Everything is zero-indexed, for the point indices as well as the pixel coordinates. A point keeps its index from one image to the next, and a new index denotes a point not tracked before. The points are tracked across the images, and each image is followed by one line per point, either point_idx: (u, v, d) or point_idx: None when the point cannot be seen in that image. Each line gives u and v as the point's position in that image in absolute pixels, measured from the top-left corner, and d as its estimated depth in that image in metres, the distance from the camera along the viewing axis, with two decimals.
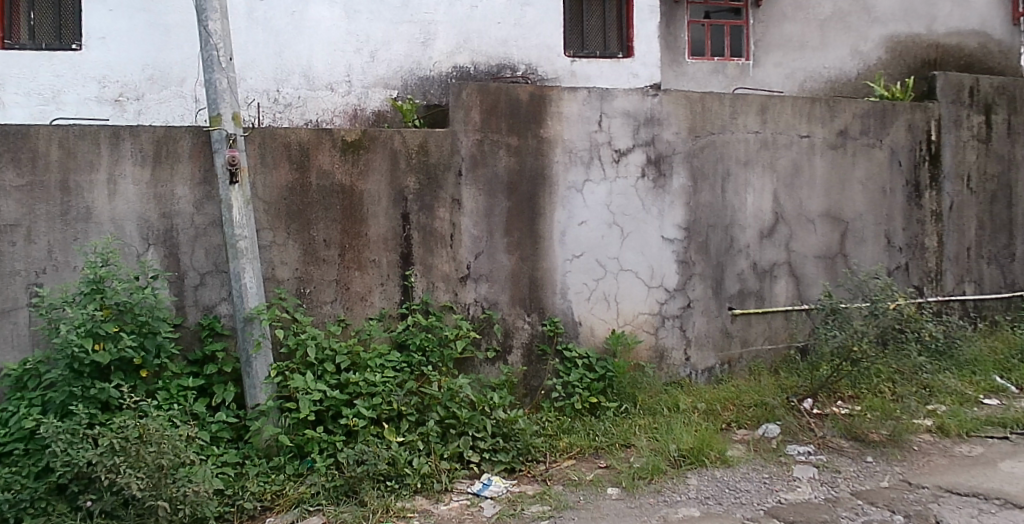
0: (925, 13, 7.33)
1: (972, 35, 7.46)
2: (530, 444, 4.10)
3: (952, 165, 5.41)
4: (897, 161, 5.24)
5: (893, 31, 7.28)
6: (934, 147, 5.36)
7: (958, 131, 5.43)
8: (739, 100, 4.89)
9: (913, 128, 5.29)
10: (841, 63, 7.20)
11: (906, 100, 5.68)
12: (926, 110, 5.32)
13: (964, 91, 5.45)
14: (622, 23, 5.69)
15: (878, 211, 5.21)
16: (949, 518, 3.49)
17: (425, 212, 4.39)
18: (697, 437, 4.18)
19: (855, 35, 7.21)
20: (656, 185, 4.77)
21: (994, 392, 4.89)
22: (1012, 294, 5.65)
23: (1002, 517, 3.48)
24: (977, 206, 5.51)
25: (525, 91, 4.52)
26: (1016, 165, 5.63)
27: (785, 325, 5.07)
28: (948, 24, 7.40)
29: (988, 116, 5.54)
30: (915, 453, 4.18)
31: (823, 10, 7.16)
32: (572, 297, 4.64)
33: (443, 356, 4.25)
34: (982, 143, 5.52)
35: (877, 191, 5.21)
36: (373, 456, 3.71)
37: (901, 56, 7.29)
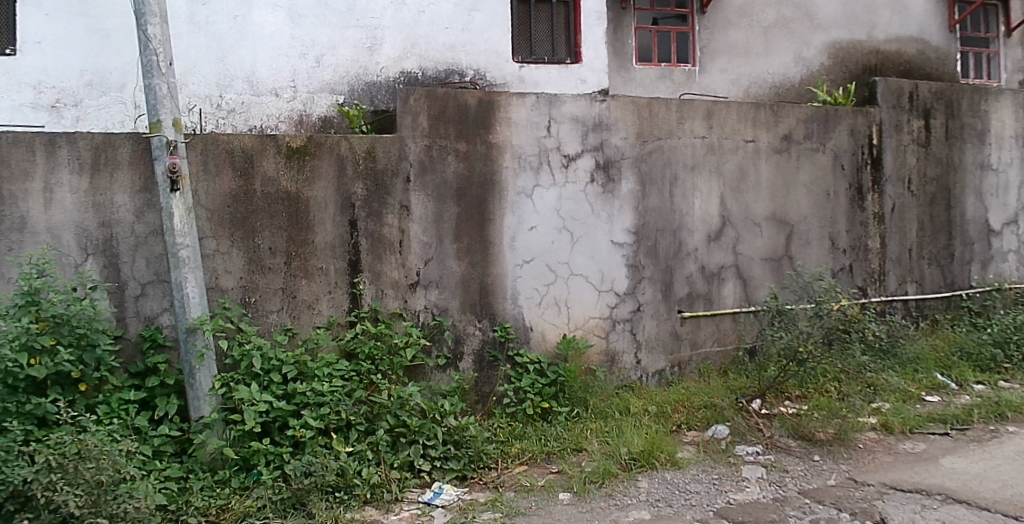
0: (865, 20, 7.54)
1: (910, 42, 7.71)
2: (481, 451, 4.08)
3: (893, 168, 5.55)
4: (841, 165, 5.36)
5: (835, 38, 7.46)
6: (876, 151, 5.48)
7: (899, 135, 5.56)
8: (686, 106, 4.94)
9: (855, 133, 5.40)
10: (785, 69, 7.35)
11: (848, 106, 5.81)
12: (868, 115, 5.45)
13: (904, 96, 5.58)
14: (570, 28, 5.69)
15: (822, 213, 5.31)
16: (893, 514, 3.54)
17: (373, 218, 4.34)
18: (647, 440, 4.20)
19: (798, 42, 7.36)
20: (605, 190, 4.79)
21: (936, 389, 4.99)
22: (952, 293, 5.80)
23: (944, 511, 3.55)
24: (917, 208, 5.65)
25: (473, 97, 4.51)
26: (954, 168, 5.79)
27: (733, 327, 5.13)
28: (887, 31, 7.62)
29: (927, 120, 5.68)
30: (860, 451, 4.26)
31: (767, 17, 7.29)
32: (523, 302, 4.63)
33: (392, 363, 4.21)
34: (922, 146, 5.66)
35: (822, 195, 5.31)
36: (321, 467, 3.65)
37: (843, 62, 7.48)
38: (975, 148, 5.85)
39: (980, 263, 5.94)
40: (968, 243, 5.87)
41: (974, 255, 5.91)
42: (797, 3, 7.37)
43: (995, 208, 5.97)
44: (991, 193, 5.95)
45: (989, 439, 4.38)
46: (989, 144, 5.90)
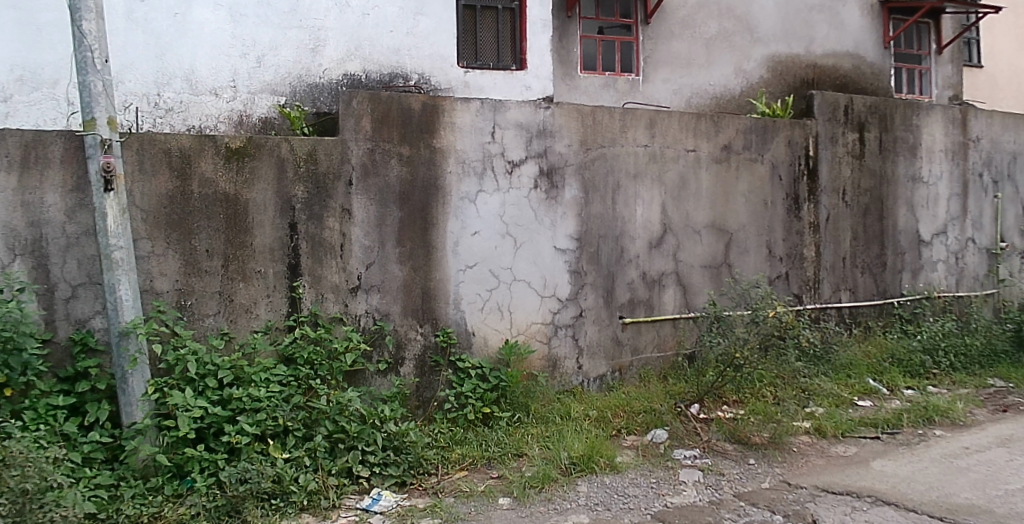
0: (804, 35, 7.76)
1: (846, 57, 7.97)
2: (421, 457, 4.06)
3: (828, 179, 5.71)
4: (778, 176, 5.49)
5: (775, 51, 7.66)
6: (812, 163, 5.63)
7: (834, 147, 5.72)
8: (629, 114, 5.01)
9: (792, 144, 5.54)
10: (726, 80, 7.51)
11: (785, 118, 5.96)
12: (805, 127, 5.59)
13: (840, 110, 5.74)
14: (514, 36, 5.75)
15: (760, 222, 5.44)
16: (824, 516, 3.62)
17: (314, 222, 4.29)
18: (588, 445, 4.23)
19: (739, 55, 7.53)
20: (549, 196, 4.82)
21: (867, 394, 5.15)
22: (884, 301, 5.98)
23: (873, 513, 3.63)
24: (851, 218, 5.82)
25: (417, 101, 4.50)
26: (887, 180, 5.98)
27: (673, 333, 5.21)
28: (825, 46, 7.86)
29: (862, 133, 5.85)
30: (794, 454, 4.36)
31: (709, 30, 7.44)
32: (466, 307, 4.63)
33: (332, 369, 4.16)
34: (856, 158, 5.83)
35: (759, 204, 5.43)
36: (256, 474, 3.58)
37: (782, 75, 7.69)
38: (907, 160, 6.06)
39: (911, 273, 6.14)
40: (900, 253, 6.07)
41: (906, 264, 6.11)
42: (739, 16, 7.54)
43: (925, 220, 6.19)
44: (921, 204, 6.16)
45: (916, 442, 4.52)
46: (919, 157, 6.12)
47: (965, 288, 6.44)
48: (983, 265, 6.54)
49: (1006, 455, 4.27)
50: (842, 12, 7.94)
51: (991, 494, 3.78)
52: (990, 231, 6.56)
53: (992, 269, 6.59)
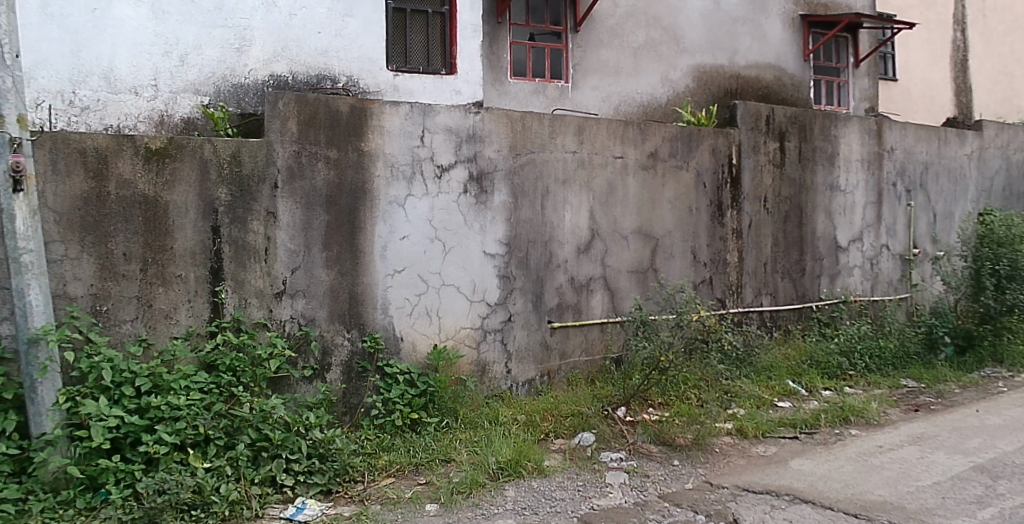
0: (728, 46, 8.00)
1: (768, 69, 8.26)
2: (347, 464, 4.00)
3: (750, 187, 5.88)
4: (703, 183, 5.64)
5: (700, 61, 7.86)
6: (735, 171, 5.79)
7: (757, 156, 5.90)
8: (558, 121, 5.06)
9: (716, 152, 5.69)
10: (653, 89, 7.67)
11: (710, 127, 6.11)
12: (729, 136, 5.74)
13: (762, 120, 5.91)
14: (445, 40, 5.79)
15: (685, 228, 5.57)
16: (745, 515, 3.70)
17: (237, 225, 4.19)
18: (516, 449, 4.25)
19: (666, 64, 7.70)
20: (478, 201, 4.83)
21: (787, 395, 5.33)
22: (803, 305, 6.20)
23: (791, 511, 3.74)
24: (773, 225, 6.01)
25: (345, 103, 4.45)
26: (807, 188, 6.20)
27: (601, 337, 5.30)
28: (748, 57, 8.12)
29: (783, 142, 6.04)
30: (717, 455, 4.47)
31: (636, 39, 7.57)
32: (394, 312, 4.60)
33: (255, 375, 4.08)
34: (778, 167, 6.02)
35: (685, 210, 5.56)
36: (175, 484, 3.43)
37: (707, 85, 7.91)
38: (825, 169, 6.29)
39: (828, 277, 6.37)
40: (818, 258, 6.30)
41: (824, 269, 6.34)
42: (666, 26, 7.70)
43: (842, 226, 6.43)
44: (839, 212, 6.41)
45: (833, 442, 4.68)
46: (837, 166, 6.36)
47: (880, 293, 6.71)
48: (897, 270, 6.83)
49: (917, 452, 4.46)
50: (765, 25, 8.21)
51: (902, 490, 3.94)
52: (902, 238, 6.86)
53: (904, 274, 6.88)
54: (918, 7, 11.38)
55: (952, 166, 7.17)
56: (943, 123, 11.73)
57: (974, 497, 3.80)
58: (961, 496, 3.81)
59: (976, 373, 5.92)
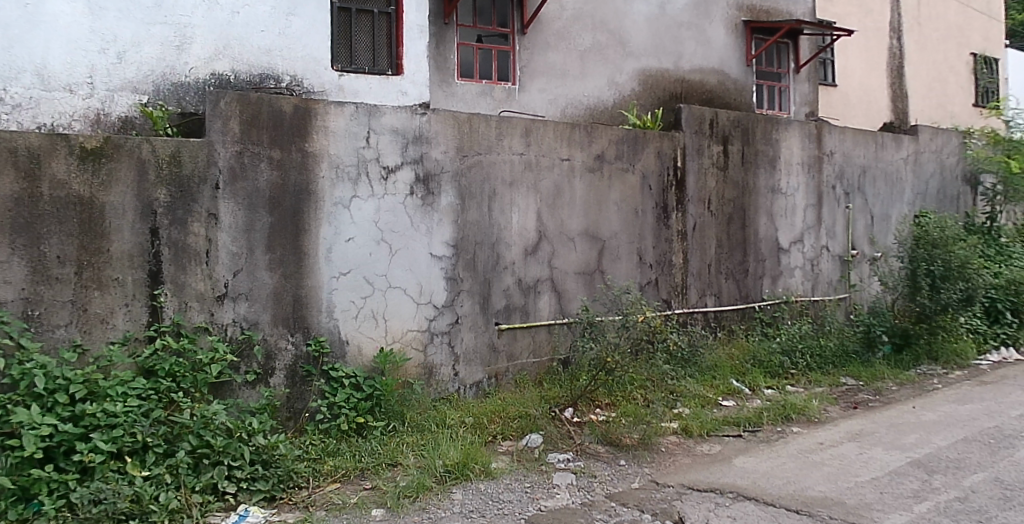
0: (673, 50, 8.11)
1: (712, 73, 8.40)
2: (291, 470, 3.93)
3: (695, 190, 5.98)
4: (648, 186, 5.71)
5: (646, 65, 7.97)
6: (680, 173, 5.88)
7: (701, 159, 6.00)
8: (505, 123, 5.07)
9: (662, 155, 5.77)
10: (599, 92, 7.73)
11: (656, 130, 6.19)
12: (674, 139, 5.83)
13: (706, 123, 6.01)
14: (390, 41, 5.76)
15: (631, 230, 5.64)
16: (690, 513, 3.74)
17: (177, 227, 4.07)
18: (463, 452, 4.23)
19: (612, 68, 7.78)
20: (425, 203, 4.80)
21: (731, 394, 5.42)
22: (746, 305, 6.32)
23: (734, 508, 3.79)
24: (717, 227, 6.11)
25: (289, 103, 4.38)
26: (750, 190, 6.32)
27: (548, 338, 5.32)
28: (692, 62, 8.25)
29: (726, 145, 6.16)
30: (663, 454, 4.52)
31: (583, 42, 7.64)
32: (339, 315, 4.55)
33: (196, 381, 3.96)
34: (722, 170, 6.13)
35: (630, 213, 5.64)
36: (111, 494, 3.35)
37: (653, 88, 8.02)
38: (767, 173, 6.43)
39: (771, 278, 6.51)
40: (761, 260, 6.43)
41: (767, 270, 6.48)
42: (612, 30, 7.79)
43: (784, 228, 6.58)
44: (781, 214, 6.56)
45: (775, 439, 4.78)
46: (778, 170, 6.51)
47: (820, 293, 6.88)
48: (836, 271, 7.01)
49: (856, 448, 4.58)
50: (708, 30, 8.36)
51: (842, 486, 4.04)
52: (842, 239, 7.05)
53: (844, 275, 7.07)
54: (856, 15, 11.74)
55: (889, 170, 7.40)
56: (880, 128, 12.12)
57: (911, 491, 3.92)
58: (898, 491, 3.93)
59: (912, 371, 6.13)
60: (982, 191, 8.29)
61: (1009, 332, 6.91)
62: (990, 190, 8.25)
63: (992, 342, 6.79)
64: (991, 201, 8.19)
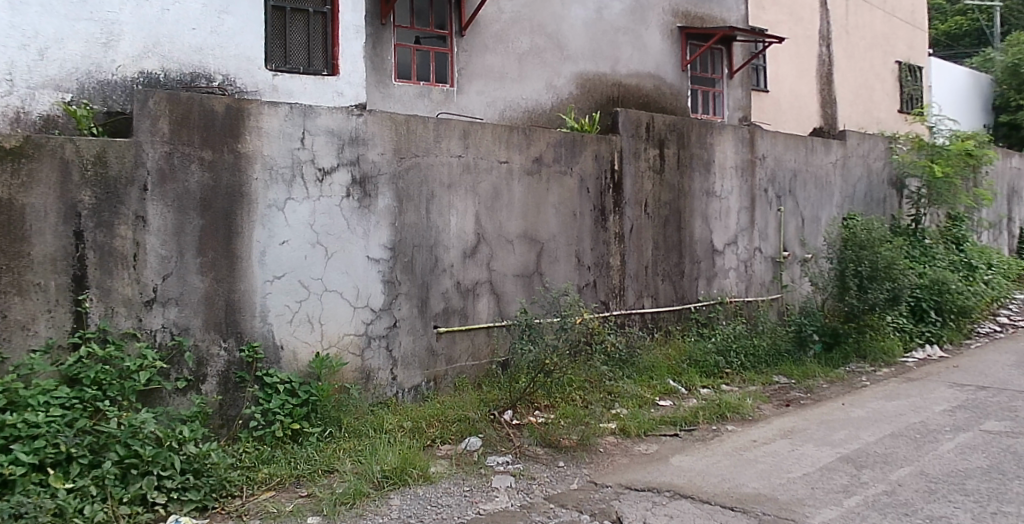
0: (610, 55, 8.23)
1: (648, 78, 8.57)
2: (224, 479, 3.81)
3: (632, 193, 6.07)
4: (586, 188, 5.79)
5: (583, 69, 8.07)
6: (617, 176, 5.98)
7: (638, 162, 6.09)
8: (442, 125, 5.06)
9: (599, 158, 5.86)
10: (537, 95, 7.79)
11: (594, 133, 6.24)
12: (611, 143, 5.91)
13: (642, 127, 6.10)
14: (327, 41, 5.75)
15: (569, 233, 5.71)
16: (628, 513, 3.76)
17: (103, 229, 3.91)
18: (401, 457, 4.18)
19: (549, 71, 7.85)
20: (362, 205, 4.75)
21: (668, 394, 5.49)
22: (682, 306, 6.43)
23: (672, 507, 3.83)
24: (653, 229, 6.22)
25: (221, 103, 4.26)
26: (685, 193, 6.45)
27: (487, 341, 5.33)
28: (629, 66, 8.39)
29: (662, 149, 6.26)
30: (601, 454, 4.55)
31: (521, 45, 7.68)
32: (274, 320, 4.45)
33: (123, 389, 3.82)
34: (658, 173, 6.24)
35: (568, 215, 5.70)
36: (33, 507, 3.18)
37: (590, 92, 8.13)
38: (702, 176, 6.56)
39: (706, 280, 6.64)
40: (696, 262, 6.55)
41: (702, 272, 6.60)
42: (550, 33, 7.86)
43: (718, 230, 6.72)
44: (716, 217, 6.70)
45: (711, 438, 4.86)
46: (713, 173, 6.65)
47: (753, 293, 7.05)
48: (768, 272, 7.19)
49: (788, 445, 4.69)
50: (645, 35, 8.53)
51: (775, 482, 4.12)
52: (774, 241, 7.23)
53: (777, 276, 7.25)
54: (788, 22, 12.08)
55: (819, 174, 7.62)
56: (810, 133, 12.47)
57: (840, 486, 4.02)
58: (829, 486, 4.03)
59: (842, 369, 6.30)
60: (908, 194, 8.59)
61: (933, 330, 7.17)
62: (915, 193, 8.53)
63: (917, 340, 7.03)
64: (915, 204, 8.50)
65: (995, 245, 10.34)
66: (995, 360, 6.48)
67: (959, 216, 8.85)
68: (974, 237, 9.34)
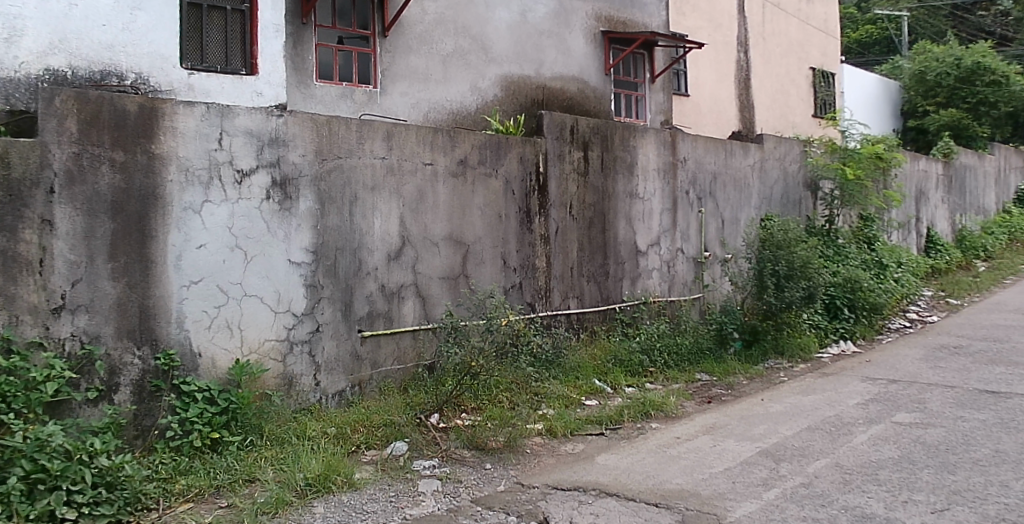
0: (534, 58, 8.34)
1: (572, 81, 8.72)
2: (139, 492, 3.65)
3: (557, 195, 6.14)
4: (511, 191, 5.83)
5: (508, 72, 8.13)
6: (542, 179, 6.03)
7: (562, 164, 6.17)
8: (365, 126, 5.01)
9: (524, 160, 5.91)
10: (462, 97, 7.80)
11: (519, 135, 6.29)
12: (536, 145, 5.97)
13: (566, 130, 6.17)
14: (245, 40, 5.70)
15: (494, 234, 5.74)
16: (554, 513, 3.77)
17: (5, 234, 3.69)
18: (325, 464, 4.09)
19: (474, 73, 7.87)
20: (282, 207, 4.66)
21: (594, 394, 5.57)
22: (608, 306, 6.53)
23: (597, 505, 3.85)
24: (578, 231, 6.31)
25: (134, 102, 4.09)
26: (610, 195, 6.56)
27: (413, 344, 5.31)
28: (553, 69, 8.52)
29: (586, 152, 6.35)
30: (527, 455, 4.57)
31: (445, 46, 7.67)
32: (191, 326, 4.30)
33: (28, 400, 3.60)
34: (582, 175, 6.33)
35: (493, 217, 5.73)
36: None
37: (514, 95, 8.20)
38: (625, 178, 6.68)
39: (630, 280, 6.76)
40: (620, 262, 6.67)
41: (626, 273, 6.72)
42: (475, 35, 7.88)
43: (641, 232, 6.85)
44: (639, 218, 6.83)
45: (636, 436, 4.94)
46: (636, 175, 6.77)
47: (676, 293, 7.20)
48: (691, 272, 7.36)
49: (709, 441, 4.80)
50: (569, 39, 8.68)
51: (697, 478, 4.20)
52: (695, 241, 7.40)
53: (698, 276, 7.42)
54: (708, 28, 12.40)
55: (738, 176, 7.83)
56: (729, 136, 12.83)
57: (760, 480, 4.13)
58: (749, 480, 4.13)
59: (761, 365, 6.49)
60: (822, 196, 8.90)
61: (847, 326, 7.45)
62: (828, 194, 8.88)
63: (831, 336, 7.31)
64: (830, 205, 8.84)
65: (905, 244, 10.83)
66: (905, 354, 6.78)
67: (870, 216, 9.25)
68: (884, 237, 9.76)
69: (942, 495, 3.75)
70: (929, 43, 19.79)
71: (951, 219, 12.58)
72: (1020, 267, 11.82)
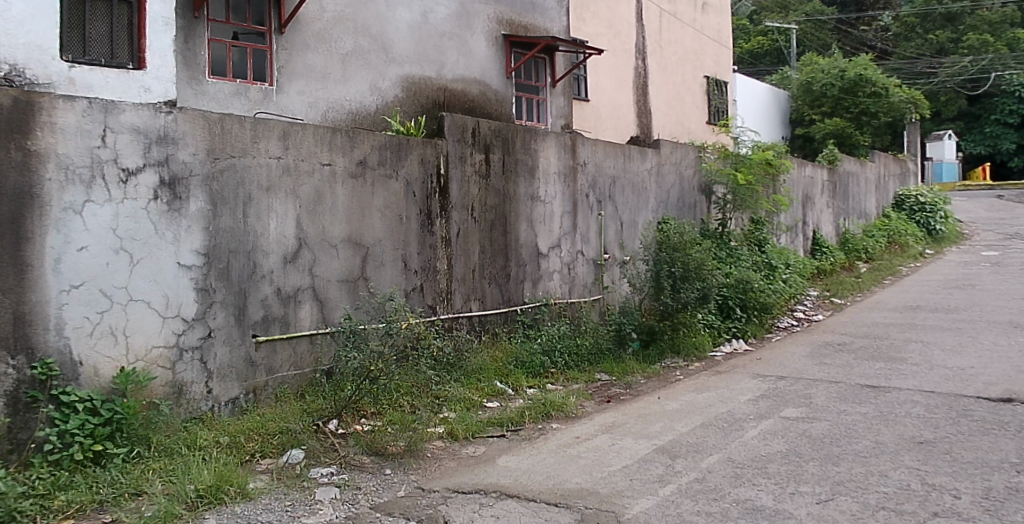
0: (435, 59, 8.35)
1: (473, 83, 8.80)
2: (14, 509, 3.41)
3: (459, 197, 6.15)
4: (412, 192, 5.80)
5: (409, 72, 8.10)
6: (443, 181, 6.03)
7: (464, 167, 6.18)
8: (260, 125, 4.88)
9: (425, 162, 5.89)
10: (361, 97, 7.69)
11: (420, 136, 6.24)
12: (437, 147, 5.96)
13: (468, 132, 6.19)
14: (132, 32, 5.45)
15: (395, 236, 5.69)
16: (454, 516, 3.76)
17: None
18: (217, 474, 3.92)
19: (374, 73, 7.77)
20: (171, 208, 4.47)
21: (495, 396, 5.62)
22: (509, 308, 6.58)
23: (498, 507, 3.86)
24: (479, 233, 6.33)
25: (6, 94, 3.80)
26: (512, 198, 6.62)
27: (310, 350, 5.21)
28: (454, 71, 8.57)
29: (488, 154, 6.39)
30: (428, 460, 4.54)
31: (345, 45, 7.54)
32: (71, 333, 4.05)
33: None
34: (483, 178, 6.36)
35: (394, 219, 5.67)
36: None
37: (416, 95, 8.17)
38: (526, 181, 6.75)
39: (531, 282, 6.84)
40: (522, 265, 6.74)
41: (528, 274, 6.80)
42: (375, 35, 7.78)
43: (543, 234, 6.94)
44: (541, 221, 6.92)
45: (536, 436, 4.99)
46: (537, 178, 6.86)
47: (577, 294, 7.34)
48: (591, 274, 7.50)
49: (608, 440, 4.89)
50: (470, 42, 8.73)
51: (596, 477, 4.27)
52: (595, 244, 7.55)
53: (598, 277, 7.57)
54: (607, 35, 12.69)
55: (636, 180, 8.04)
56: (628, 140, 13.15)
57: (656, 476, 4.24)
58: (645, 477, 4.24)
59: (658, 364, 6.69)
60: (714, 200, 9.24)
61: (739, 325, 7.77)
62: (721, 199, 9.25)
63: (725, 335, 7.60)
64: (722, 209, 9.20)
65: (792, 246, 11.38)
66: (791, 351, 7.13)
67: (760, 220, 9.66)
68: (774, 239, 10.22)
69: (827, 485, 3.95)
70: (815, 56, 20.94)
71: (835, 223, 13.33)
72: (897, 267, 12.64)
